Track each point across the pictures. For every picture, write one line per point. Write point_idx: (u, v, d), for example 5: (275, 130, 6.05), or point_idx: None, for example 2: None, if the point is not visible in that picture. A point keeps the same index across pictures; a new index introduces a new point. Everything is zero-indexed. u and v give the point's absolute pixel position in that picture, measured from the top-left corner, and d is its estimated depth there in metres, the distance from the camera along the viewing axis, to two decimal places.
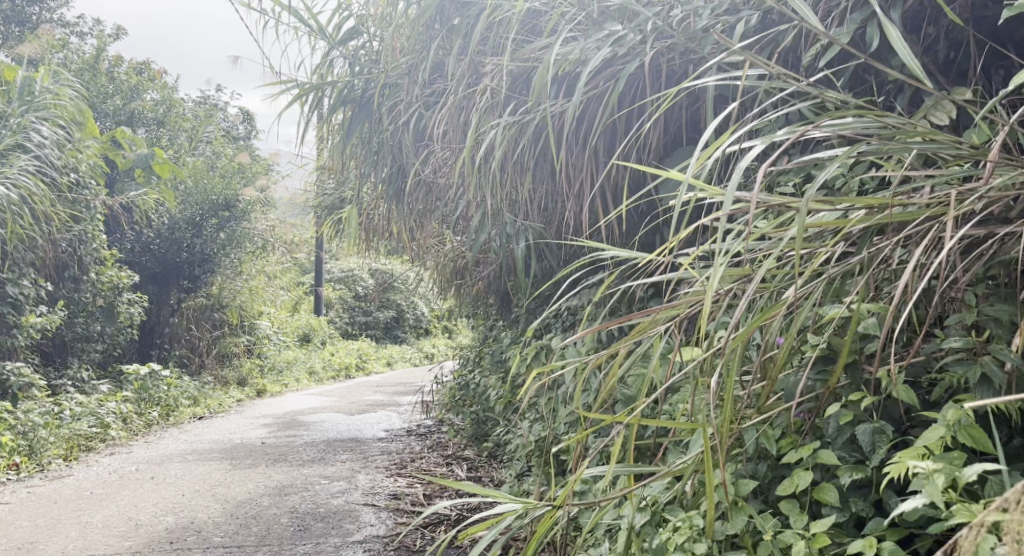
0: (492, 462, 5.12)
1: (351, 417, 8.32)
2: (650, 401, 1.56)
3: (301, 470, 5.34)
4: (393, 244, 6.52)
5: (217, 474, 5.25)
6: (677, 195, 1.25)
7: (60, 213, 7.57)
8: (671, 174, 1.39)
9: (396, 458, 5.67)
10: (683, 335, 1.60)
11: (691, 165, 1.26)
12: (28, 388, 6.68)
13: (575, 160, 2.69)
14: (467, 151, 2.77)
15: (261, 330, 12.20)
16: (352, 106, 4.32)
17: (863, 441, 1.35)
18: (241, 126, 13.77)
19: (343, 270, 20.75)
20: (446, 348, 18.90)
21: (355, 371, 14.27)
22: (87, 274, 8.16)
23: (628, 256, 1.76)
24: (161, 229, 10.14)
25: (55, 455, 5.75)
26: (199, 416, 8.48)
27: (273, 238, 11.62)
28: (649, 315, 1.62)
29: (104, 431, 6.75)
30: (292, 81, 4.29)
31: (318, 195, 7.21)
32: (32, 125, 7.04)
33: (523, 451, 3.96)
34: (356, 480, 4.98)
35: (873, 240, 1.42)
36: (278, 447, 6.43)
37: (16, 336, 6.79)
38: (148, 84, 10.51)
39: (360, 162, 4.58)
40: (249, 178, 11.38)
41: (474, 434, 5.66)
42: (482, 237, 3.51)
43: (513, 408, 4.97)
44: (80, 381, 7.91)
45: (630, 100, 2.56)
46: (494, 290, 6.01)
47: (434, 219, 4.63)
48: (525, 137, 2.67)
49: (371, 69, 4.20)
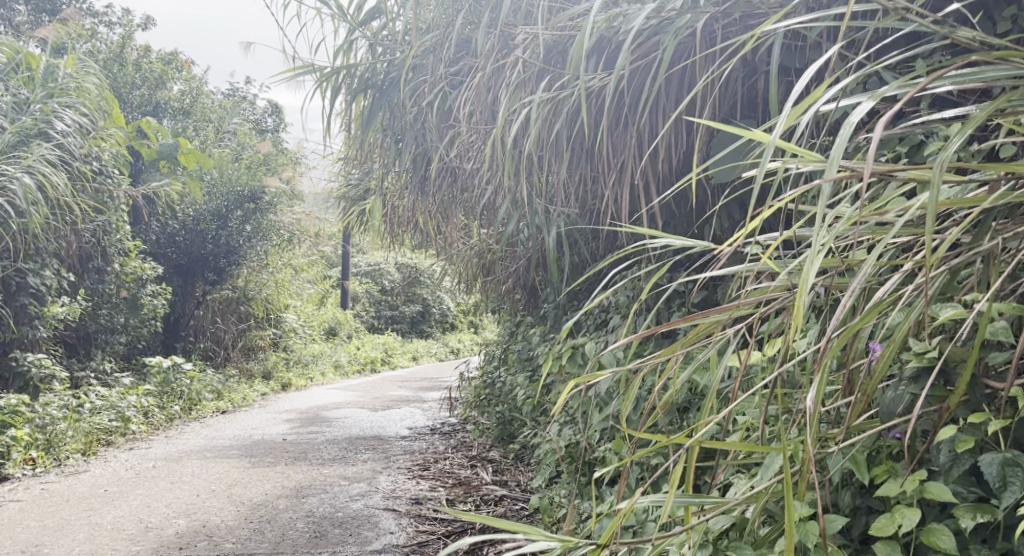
0: (519, 465, 4.87)
1: (376, 413, 8.16)
2: (716, 418, 1.33)
3: (321, 470, 5.15)
4: (418, 238, 6.31)
5: (235, 472, 5.07)
6: (763, 160, 1.03)
7: (84, 204, 7.42)
8: (757, 134, 1.17)
9: (419, 458, 5.46)
10: (756, 336, 1.36)
11: (779, 124, 1.04)
12: (49, 380, 6.57)
13: (617, 139, 2.46)
14: (497, 130, 2.54)
15: (286, 324, 12.07)
16: (373, 90, 4.11)
17: (991, 477, 1.14)
18: (268, 118, 13.66)
19: (370, 264, 20.70)
20: (471, 343, 18.68)
21: (380, 365, 14.15)
22: (110, 265, 8.07)
23: (678, 244, 1.51)
24: (187, 220, 10.08)
25: (73, 450, 5.61)
26: (221, 410, 8.35)
27: (299, 231, 11.51)
28: (713, 311, 1.41)
29: (124, 425, 6.61)
30: (311, 65, 4.09)
31: (343, 185, 7.02)
32: (54, 112, 6.83)
33: (552, 455, 3.73)
34: (377, 481, 4.77)
35: (998, 229, 1.19)
36: (299, 444, 6.25)
37: (38, 327, 6.66)
38: (174, 74, 10.39)
39: (383, 149, 4.35)
40: (275, 170, 11.25)
41: (501, 434, 5.43)
42: (512, 226, 3.28)
43: (542, 409, 4.74)
44: (102, 373, 7.79)
45: (679, 71, 2.33)
46: (522, 284, 5.78)
47: (461, 208, 4.42)
48: (562, 113, 2.43)
49: (394, 50, 3.98)
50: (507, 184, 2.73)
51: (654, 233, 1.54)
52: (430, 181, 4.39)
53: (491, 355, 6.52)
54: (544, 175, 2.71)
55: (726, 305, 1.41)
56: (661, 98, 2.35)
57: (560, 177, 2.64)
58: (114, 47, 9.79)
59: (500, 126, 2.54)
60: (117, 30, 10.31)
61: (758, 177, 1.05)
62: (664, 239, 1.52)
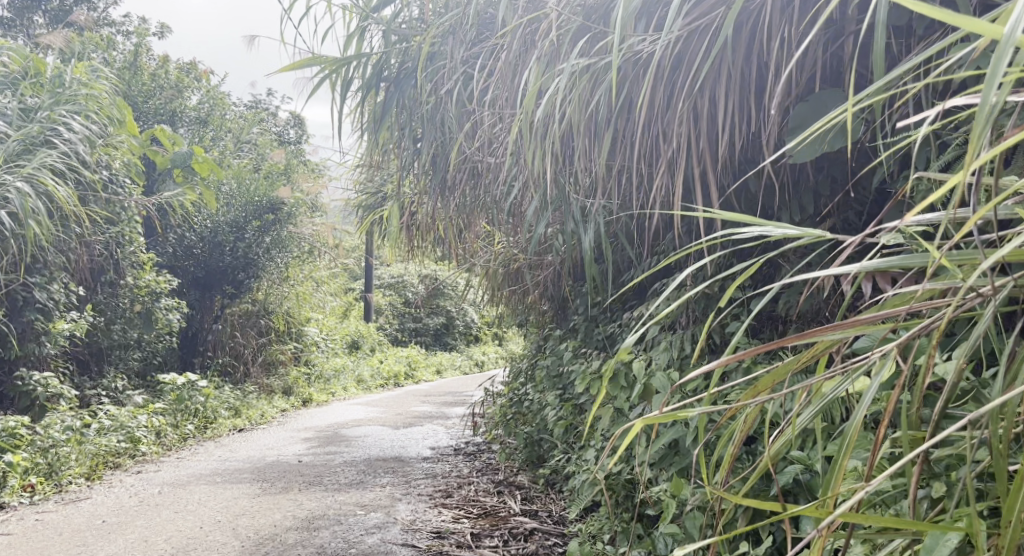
0: (550, 493, 4.46)
1: (397, 431, 7.79)
2: (867, 488, 0.96)
3: (336, 497, 4.78)
4: (441, 248, 5.95)
5: (244, 500, 4.72)
6: (998, 71, 0.78)
7: (94, 214, 7.13)
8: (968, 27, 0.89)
9: (442, 484, 5.06)
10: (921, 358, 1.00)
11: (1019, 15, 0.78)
12: (56, 399, 6.26)
13: (668, 115, 2.13)
14: (526, 106, 2.20)
15: (308, 337, 11.75)
16: (388, 84, 3.78)
17: None
18: (291, 130, 13.43)
19: (394, 276, 20.48)
20: (496, 356, 18.27)
21: (404, 380, 13.78)
22: (124, 279, 7.79)
23: (779, 233, 1.18)
24: (204, 231, 9.83)
25: (77, 474, 5.29)
26: (238, 429, 8.03)
27: (320, 243, 11.23)
28: (837, 328, 1.08)
29: (133, 446, 6.28)
30: (316, 60, 3.77)
31: (361, 193, 6.69)
32: (60, 119, 6.52)
33: (592, 487, 3.30)
34: (396, 511, 4.38)
35: None
36: (315, 466, 5.88)
37: (45, 344, 6.35)
38: (192, 83, 10.16)
39: (399, 150, 4.01)
40: (293, 180, 10.97)
41: (529, 457, 5.04)
42: (541, 227, 2.93)
43: (576, 431, 4.34)
44: (114, 391, 7.50)
45: (745, 35, 2.01)
46: (550, 295, 5.41)
47: (484, 211, 4.07)
48: (602, 85, 2.09)
49: (409, 38, 3.67)
50: (536, 170, 2.39)
51: (742, 218, 1.21)
52: (452, 184, 4.04)
53: (517, 370, 6.15)
54: (582, 161, 2.36)
55: (858, 318, 1.08)
56: (722, 65, 2.02)
57: (600, 163, 2.30)
58: (130, 56, 9.55)
59: (529, 101, 2.20)
60: (134, 39, 10.09)
61: (982, 106, 0.80)
62: (758, 228, 1.19)
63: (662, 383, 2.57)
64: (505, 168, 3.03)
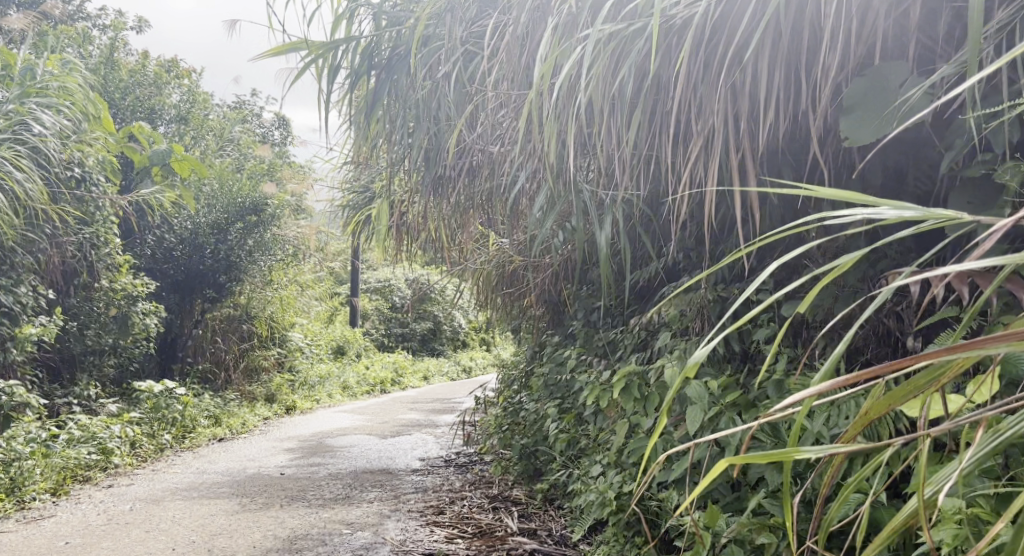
0: (549, 510, 4.17)
1: (384, 441, 7.49)
2: None
3: (319, 514, 4.47)
4: (431, 251, 5.66)
5: (221, 518, 4.39)
6: None
7: (65, 214, 6.78)
8: None
9: (433, 499, 4.76)
10: None
11: None
12: (23, 408, 5.89)
13: (702, 91, 1.85)
14: (539, 74, 1.91)
15: (292, 342, 11.41)
16: (378, 70, 3.51)
17: None
18: (276, 131, 13.11)
19: (380, 280, 20.16)
20: (484, 362, 17.98)
21: (390, 386, 13.45)
22: (97, 282, 7.44)
23: (894, 216, 0.89)
24: (184, 233, 9.48)
25: (41, 490, 4.95)
26: (218, 438, 7.69)
27: (305, 246, 10.90)
28: (1000, 346, 0.81)
29: (105, 458, 5.93)
30: (300, 43, 3.48)
31: (348, 191, 6.40)
32: (30, 113, 6.16)
33: (600, 508, 3.01)
34: (383, 530, 4.08)
35: None
36: (298, 480, 5.56)
37: (11, 351, 5.97)
38: (172, 80, 9.80)
39: (390, 142, 3.72)
40: (276, 181, 10.63)
41: (524, 471, 4.76)
42: (548, 222, 2.65)
43: (577, 444, 4.06)
44: (86, 399, 7.13)
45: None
46: (546, 298, 5.14)
47: (480, 208, 3.80)
48: (631, 52, 1.82)
49: (401, 19, 3.41)
50: (548, 150, 2.10)
51: (838, 195, 0.95)
52: (447, 179, 3.76)
53: (510, 377, 5.86)
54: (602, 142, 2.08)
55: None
56: (767, 33, 1.75)
57: (622, 143, 2.02)
58: (107, 51, 9.20)
59: (543, 68, 1.91)
60: (112, 34, 9.73)
61: None
62: (861, 212, 0.92)
63: (695, 394, 2.33)
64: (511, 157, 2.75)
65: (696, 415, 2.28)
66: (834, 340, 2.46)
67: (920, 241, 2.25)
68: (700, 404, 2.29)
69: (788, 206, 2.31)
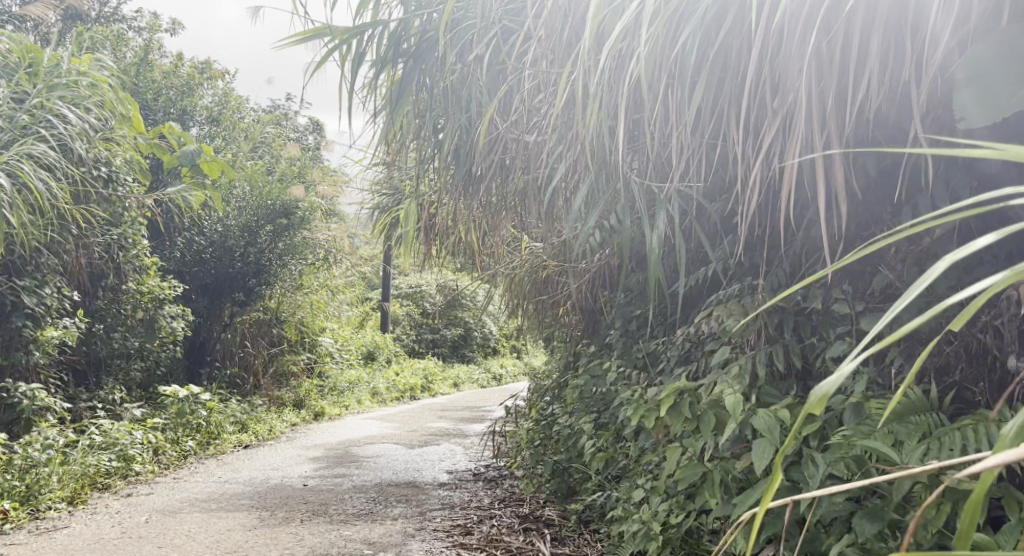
0: (584, 534, 3.89)
1: (412, 450, 7.26)
2: None
3: (341, 531, 4.24)
4: (462, 255, 5.40)
5: (238, 535, 4.18)
6: None
7: (90, 213, 6.62)
8: None
9: (460, 517, 4.50)
10: None
11: None
12: (44, 413, 5.76)
13: (783, 60, 1.61)
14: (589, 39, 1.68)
15: (322, 347, 11.27)
16: (406, 58, 3.28)
17: None
18: (309, 135, 13.01)
19: (412, 286, 20.03)
20: (515, 369, 17.73)
21: (420, 393, 13.25)
22: (124, 284, 7.33)
23: None
24: (213, 236, 9.37)
25: (56, 499, 4.79)
26: (244, 445, 7.53)
27: (336, 250, 10.75)
28: None
29: (126, 466, 5.77)
30: (323, 30, 3.26)
31: (378, 192, 6.18)
32: (56, 109, 5.95)
33: (644, 540, 2.74)
34: (407, 551, 3.83)
35: None
36: (321, 492, 5.33)
37: (32, 353, 5.83)
38: (204, 81, 9.70)
39: (419, 136, 3.49)
40: (307, 184, 10.50)
41: (557, 490, 4.48)
42: (602, 211, 2.45)
43: (616, 464, 3.79)
44: (111, 404, 7.00)
45: None
46: (582, 305, 4.88)
47: (513, 208, 3.56)
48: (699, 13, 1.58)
49: (430, 3, 3.18)
50: (600, 128, 1.88)
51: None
52: (479, 176, 3.52)
53: (542, 389, 5.59)
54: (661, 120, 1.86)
55: None
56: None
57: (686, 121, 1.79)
58: (139, 52, 9.12)
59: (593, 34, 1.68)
60: (145, 35, 9.67)
61: None
62: None
63: (764, 425, 2.00)
64: (561, 140, 2.56)
65: (766, 450, 1.96)
66: (915, 358, 2.17)
67: (1020, 249, 1.96)
68: (771, 438, 1.96)
69: (884, 182, 2.13)
